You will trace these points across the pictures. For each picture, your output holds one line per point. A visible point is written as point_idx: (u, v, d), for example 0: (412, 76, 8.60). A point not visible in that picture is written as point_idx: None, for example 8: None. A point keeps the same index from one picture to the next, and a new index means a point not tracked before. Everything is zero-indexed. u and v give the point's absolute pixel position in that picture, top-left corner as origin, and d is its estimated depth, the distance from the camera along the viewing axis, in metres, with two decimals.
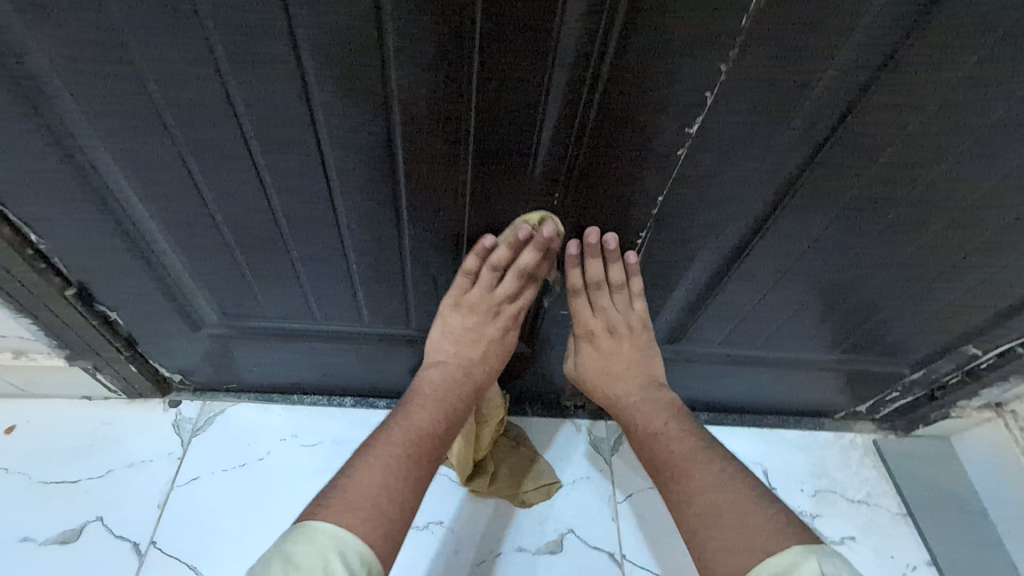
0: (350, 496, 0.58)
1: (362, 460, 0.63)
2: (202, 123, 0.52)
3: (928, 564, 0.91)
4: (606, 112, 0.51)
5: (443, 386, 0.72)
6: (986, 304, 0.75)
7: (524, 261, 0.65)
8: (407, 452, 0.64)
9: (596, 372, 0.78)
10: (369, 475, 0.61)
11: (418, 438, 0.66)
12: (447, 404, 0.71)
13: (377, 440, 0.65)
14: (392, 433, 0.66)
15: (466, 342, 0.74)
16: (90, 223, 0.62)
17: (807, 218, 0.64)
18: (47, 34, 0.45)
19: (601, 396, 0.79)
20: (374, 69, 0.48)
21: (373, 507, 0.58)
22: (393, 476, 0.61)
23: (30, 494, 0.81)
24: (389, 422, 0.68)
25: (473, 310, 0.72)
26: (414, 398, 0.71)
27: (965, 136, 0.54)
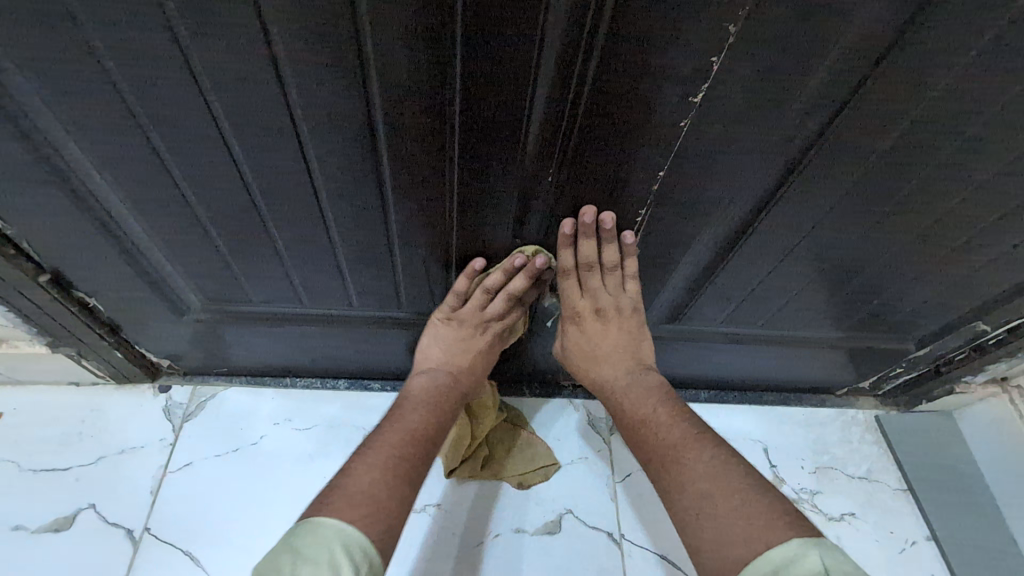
0: (346, 493, 0.57)
1: (359, 461, 0.61)
2: (165, 98, 0.48)
3: (928, 539, 0.91)
4: (602, 80, 0.48)
5: (436, 390, 0.73)
6: (998, 280, 0.72)
7: (515, 289, 0.69)
8: (407, 451, 0.63)
9: (582, 354, 0.76)
10: (367, 474, 0.59)
11: (415, 437, 0.66)
12: (440, 406, 0.71)
13: (373, 442, 0.64)
14: (387, 434, 0.65)
15: (455, 355, 0.76)
16: (58, 207, 0.58)
17: (816, 193, 0.61)
18: None
19: (586, 378, 0.78)
20: (348, 36, 0.44)
21: (373, 503, 0.57)
22: (393, 474, 0.60)
23: (20, 482, 0.80)
24: (383, 426, 0.68)
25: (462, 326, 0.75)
26: (406, 401, 0.71)
27: (990, 103, 0.50)
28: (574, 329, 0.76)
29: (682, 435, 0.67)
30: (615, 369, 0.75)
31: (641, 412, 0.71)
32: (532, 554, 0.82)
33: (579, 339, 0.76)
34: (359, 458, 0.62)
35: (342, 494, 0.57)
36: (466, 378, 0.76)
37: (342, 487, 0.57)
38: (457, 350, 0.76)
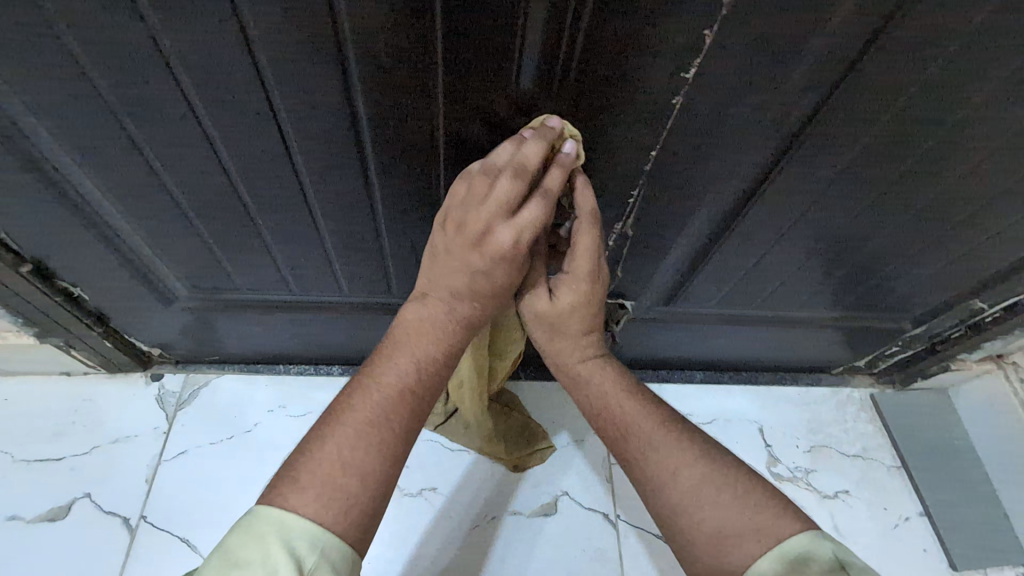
0: (323, 469, 0.47)
1: (332, 424, 0.50)
2: (136, 82, 0.46)
3: (920, 514, 0.92)
4: (589, 55, 0.46)
5: (432, 330, 0.55)
6: (998, 256, 0.71)
7: (527, 156, 0.48)
8: (389, 417, 0.51)
9: (565, 316, 0.58)
10: (343, 444, 0.48)
11: (401, 398, 0.52)
12: (436, 352, 0.55)
13: (338, 405, 0.51)
14: (369, 392, 0.52)
15: (462, 274, 0.54)
16: (34, 198, 0.56)
17: (813, 172, 0.59)
18: None
19: (556, 348, 0.61)
20: (323, 17, 0.42)
21: (348, 487, 0.47)
22: (372, 450, 0.49)
23: (15, 472, 0.80)
24: (364, 378, 0.53)
25: (469, 230, 0.52)
26: (397, 344, 0.55)
27: (993, 77, 0.49)
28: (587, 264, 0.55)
29: (648, 419, 0.55)
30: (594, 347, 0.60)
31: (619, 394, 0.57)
32: (529, 536, 0.83)
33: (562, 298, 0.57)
34: (333, 420, 0.50)
35: (316, 469, 0.47)
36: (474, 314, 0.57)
37: (314, 458, 0.48)
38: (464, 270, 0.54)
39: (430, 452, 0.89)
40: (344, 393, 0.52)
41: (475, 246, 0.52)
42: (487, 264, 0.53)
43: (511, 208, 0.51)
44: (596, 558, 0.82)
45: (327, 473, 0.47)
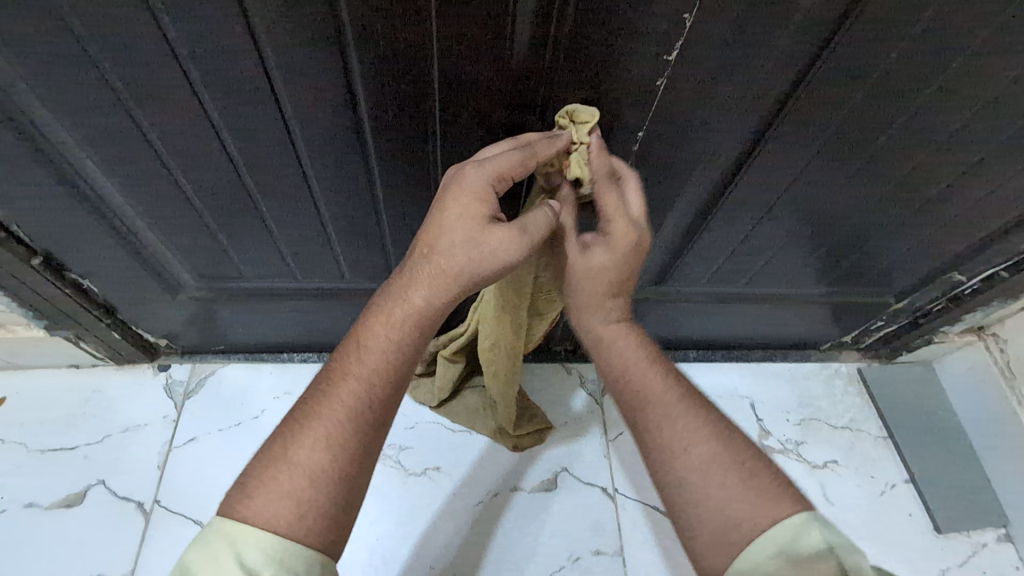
0: (276, 475, 0.45)
1: (290, 421, 0.48)
2: (146, 75, 0.49)
3: (906, 482, 0.96)
4: (578, 39, 0.48)
5: (394, 310, 0.51)
6: (973, 228, 0.74)
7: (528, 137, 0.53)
8: (345, 410, 0.48)
9: (596, 275, 0.57)
10: (296, 444, 0.47)
11: (358, 387, 0.49)
12: (399, 334, 0.51)
13: (305, 401, 0.49)
14: (332, 386, 0.49)
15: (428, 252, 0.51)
16: (46, 190, 0.58)
17: (794, 149, 0.62)
18: None
19: (580, 305, 0.61)
20: (323, 6, 0.44)
21: (302, 492, 0.45)
22: (324, 448, 0.47)
23: (29, 462, 0.82)
24: (329, 366, 0.51)
25: (444, 209, 0.51)
26: (360, 326, 0.51)
27: (957, 52, 0.52)
28: (621, 223, 0.55)
29: (667, 391, 0.56)
30: (618, 312, 0.61)
31: (641, 366, 0.58)
32: (531, 511, 0.86)
33: (596, 255, 0.56)
34: (294, 415, 0.48)
35: (268, 473, 0.46)
36: (442, 293, 0.51)
37: (269, 461, 0.46)
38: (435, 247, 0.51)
39: (433, 433, 0.92)
40: (311, 385, 0.50)
41: (450, 224, 0.50)
42: (459, 240, 0.50)
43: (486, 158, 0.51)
44: (596, 530, 0.85)
45: (277, 476, 0.45)
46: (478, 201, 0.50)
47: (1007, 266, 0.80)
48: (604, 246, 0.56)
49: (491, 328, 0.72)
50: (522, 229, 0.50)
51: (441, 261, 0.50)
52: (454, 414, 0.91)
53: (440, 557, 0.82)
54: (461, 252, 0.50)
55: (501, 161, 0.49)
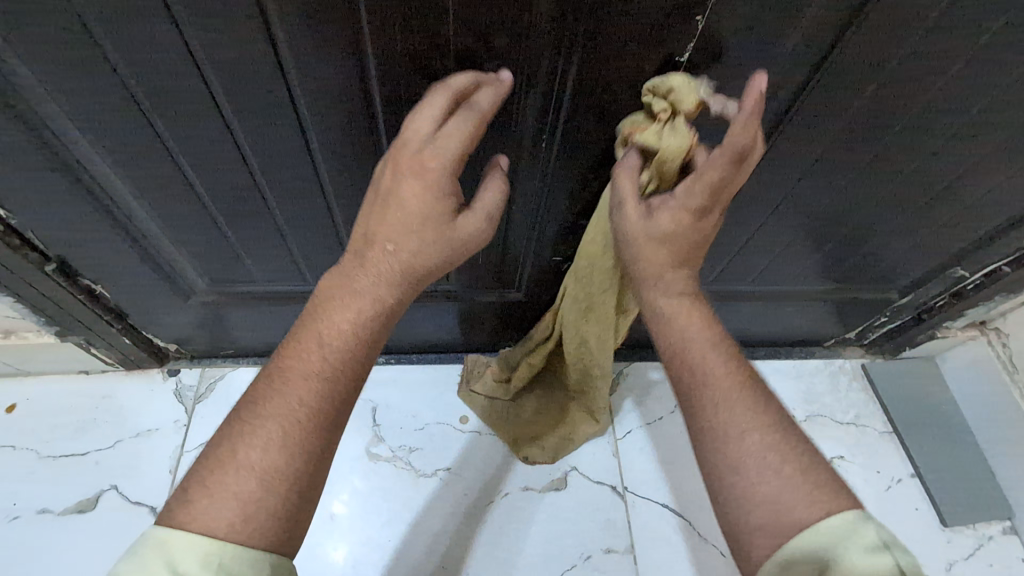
0: (223, 477, 0.44)
1: (240, 423, 0.46)
2: (165, 82, 0.49)
3: (912, 476, 0.96)
4: (591, 40, 0.49)
5: (352, 303, 0.51)
6: (976, 224, 0.75)
7: (463, 85, 0.49)
8: (306, 408, 0.47)
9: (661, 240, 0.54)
10: (248, 445, 0.45)
11: (320, 384, 0.48)
12: (361, 327, 0.51)
13: (255, 400, 0.47)
14: (287, 383, 0.47)
15: (391, 242, 0.51)
16: (61, 196, 0.59)
17: (800, 148, 0.63)
18: None
19: (644, 270, 0.55)
20: (342, 12, 0.45)
21: (251, 494, 0.43)
22: (278, 449, 0.45)
23: (41, 468, 0.82)
24: (280, 361, 0.49)
25: (401, 197, 0.50)
26: (314, 319, 0.50)
27: (962, 52, 0.53)
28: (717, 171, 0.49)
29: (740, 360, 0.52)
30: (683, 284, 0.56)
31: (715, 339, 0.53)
32: (541, 511, 0.87)
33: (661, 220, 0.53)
34: (243, 416, 0.47)
35: (213, 478, 0.44)
36: (404, 282, 0.53)
37: (217, 466, 0.44)
38: (398, 239, 0.51)
39: (442, 434, 0.92)
40: (258, 382, 0.48)
41: (413, 213, 0.50)
42: (425, 230, 0.51)
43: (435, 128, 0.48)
44: (606, 529, 0.86)
45: (221, 481, 0.43)
46: (441, 188, 0.50)
47: (1009, 261, 0.81)
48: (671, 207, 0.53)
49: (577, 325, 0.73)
50: (485, 214, 0.54)
51: (404, 252, 0.52)
52: (492, 416, 0.92)
53: (453, 557, 0.83)
54: (427, 246, 0.52)
55: (460, 140, 0.49)
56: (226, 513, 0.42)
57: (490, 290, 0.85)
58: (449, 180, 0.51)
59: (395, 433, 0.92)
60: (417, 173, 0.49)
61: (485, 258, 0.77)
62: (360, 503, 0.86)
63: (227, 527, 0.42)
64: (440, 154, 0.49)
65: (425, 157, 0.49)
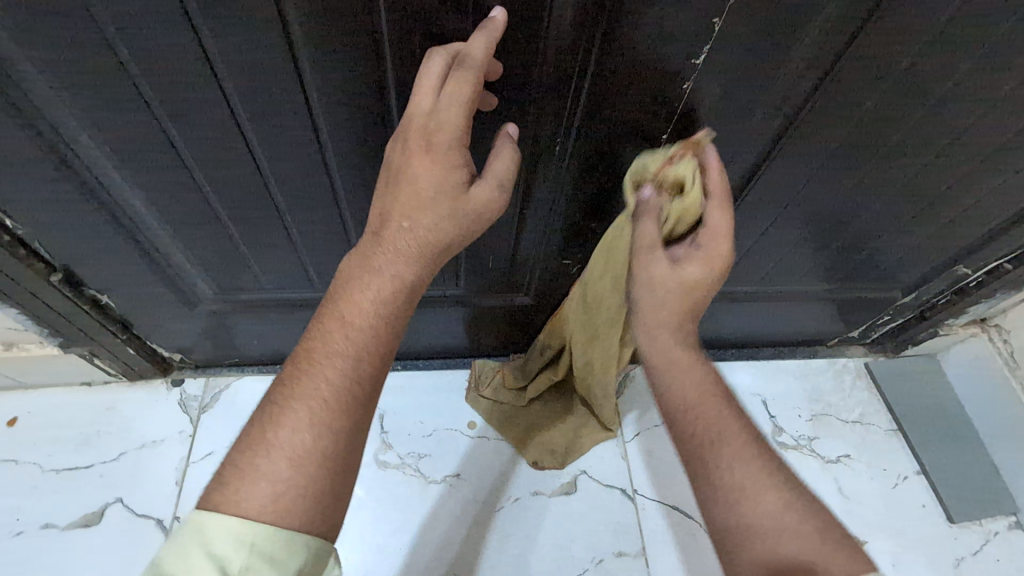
0: (255, 458, 0.44)
1: (268, 408, 0.46)
2: (180, 90, 0.49)
3: (918, 473, 0.97)
4: (610, 42, 0.49)
5: (371, 281, 0.49)
6: (978, 223, 0.76)
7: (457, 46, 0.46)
8: (330, 388, 0.46)
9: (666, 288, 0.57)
10: (276, 429, 0.45)
11: (343, 363, 0.47)
12: (382, 306, 0.49)
13: (283, 381, 0.47)
14: (311, 364, 0.47)
15: (405, 217, 0.49)
16: (70, 205, 0.58)
17: (809, 149, 0.64)
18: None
19: (651, 314, 0.58)
20: (361, 18, 0.45)
21: (274, 480, 0.43)
22: (305, 430, 0.45)
23: (44, 482, 0.81)
24: (303, 344, 0.48)
25: (413, 172, 0.49)
26: (335, 300, 0.49)
27: (970, 54, 0.54)
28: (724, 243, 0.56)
29: None
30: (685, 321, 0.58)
31: None
32: (551, 515, 0.86)
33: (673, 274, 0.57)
34: (271, 401, 0.46)
35: (244, 460, 0.44)
36: (423, 258, 0.50)
37: (247, 450, 0.44)
38: (413, 213, 0.49)
39: (450, 440, 0.92)
40: (286, 366, 0.48)
41: (426, 186, 0.49)
42: (439, 203, 0.49)
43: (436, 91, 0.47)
44: (617, 532, 0.85)
45: (253, 462, 0.43)
46: (453, 161, 0.49)
47: (1010, 259, 0.82)
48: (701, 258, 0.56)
49: (584, 349, 0.76)
50: (496, 180, 0.51)
51: (420, 228, 0.49)
52: (500, 423, 0.92)
53: (466, 562, 0.82)
54: (444, 220, 0.49)
55: (462, 104, 0.46)
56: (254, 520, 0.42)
57: (498, 294, 0.84)
58: (460, 144, 0.49)
59: (404, 440, 0.91)
60: (426, 145, 0.48)
61: (495, 262, 0.77)
62: (370, 509, 0.85)
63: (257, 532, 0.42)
64: (449, 124, 0.47)
65: (432, 127, 0.48)
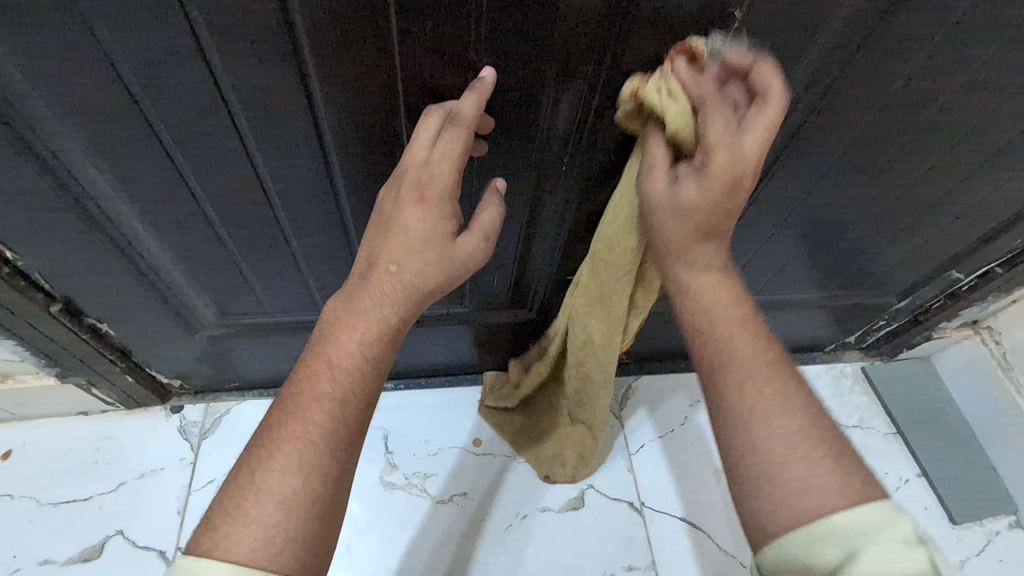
0: (244, 505, 0.43)
1: (257, 450, 0.45)
2: (190, 118, 0.49)
3: (918, 476, 0.98)
4: (616, 67, 0.50)
5: (357, 322, 0.50)
6: (970, 229, 0.78)
7: (456, 106, 0.49)
8: (319, 430, 0.46)
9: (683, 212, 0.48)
10: (265, 471, 0.44)
11: (331, 404, 0.47)
12: (368, 347, 0.50)
13: (269, 425, 0.46)
14: (299, 407, 0.47)
15: (393, 262, 0.51)
16: (73, 235, 0.58)
17: (808, 163, 0.65)
18: (13, 40, 0.41)
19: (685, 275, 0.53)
20: (375, 48, 0.46)
21: (269, 519, 0.43)
22: (295, 472, 0.44)
23: (41, 517, 0.79)
24: (289, 387, 0.48)
25: (404, 219, 0.51)
26: (321, 341, 0.50)
27: (963, 70, 0.55)
28: (725, 155, 0.45)
29: None
30: (707, 261, 0.51)
31: None
32: (560, 531, 0.86)
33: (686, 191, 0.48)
34: (259, 444, 0.46)
35: (234, 503, 0.43)
36: (408, 301, 0.52)
37: (235, 493, 0.44)
38: (400, 257, 0.51)
39: (456, 459, 0.91)
40: (271, 410, 0.48)
41: (415, 233, 0.51)
42: (427, 249, 0.51)
43: (431, 148, 0.49)
44: (626, 546, 0.85)
45: (243, 507, 0.43)
46: (442, 210, 0.51)
47: (1001, 263, 0.84)
48: (696, 178, 0.47)
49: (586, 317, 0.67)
50: (482, 233, 0.54)
51: (407, 271, 0.51)
52: (509, 440, 0.92)
53: None
54: (431, 265, 0.51)
55: (451, 159, 0.49)
56: (276, 548, 0.42)
57: (503, 309, 0.84)
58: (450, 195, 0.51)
59: (409, 460, 0.90)
60: (416, 195, 0.50)
61: (500, 279, 0.77)
62: (377, 532, 0.84)
63: (279, 560, 0.41)
64: (439, 177, 0.50)
65: (423, 179, 0.50)
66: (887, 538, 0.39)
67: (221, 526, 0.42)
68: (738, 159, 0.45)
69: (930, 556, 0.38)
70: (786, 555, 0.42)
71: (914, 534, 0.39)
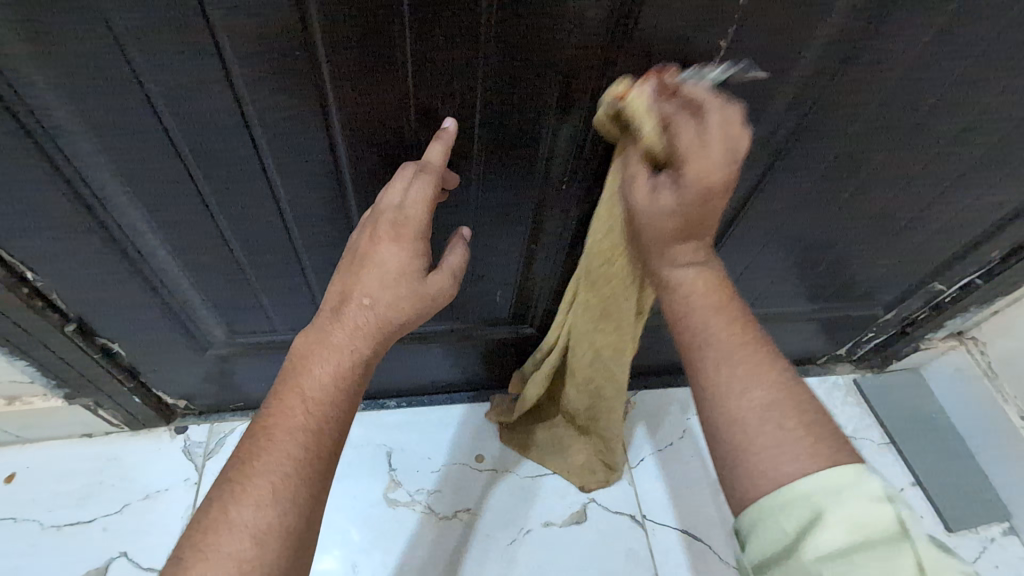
0: (216, 540, 0.43)
1: (230, 486, 0.45)
2: (212, 142, 0.52)
3: (913, 484, 1.00)
4: (613, 86, 0.53)
5: (331, 356, 0.51)
6: (949, 242, 0.82)
7: (430, 154, 0.53)
8: (292, 465, 0.46)
9: (660, 219, 0.51)
10: (239, 505, 0.44)
11: (305, 438, 0.47)
12: (341, 380, 0.50)
13: (240, 461, 0.46)
14: (270, 439, 0.47)
15: (367, 295, 0.53)
16: (92, 255, 0.60)
17: (792, 181, 0.69)
18: (55, 72, 0.44)
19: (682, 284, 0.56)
20: (390, 77, 0.49)
21: (245, 553, 0.43)
22: (268, 506, 0.44)
23: (44, 540, 0.79)
24: (262, 421, 0.48)
25: (379, 256, 0.53)
26: (292, 374, 0.50)
27: (931, 93, 0.60)
28: (701, 165, 0.47)
29: None
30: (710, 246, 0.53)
31: None
32: (560, 549, 0.86)
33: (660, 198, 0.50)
34: (229, 479, 0.46)
35: (206, 541, 0.43)
36: (381, 334, 0.53)
37: (207, 528, 0.44)
38: (375, 291, 0.53)
39: (459, 476, 0.92)
40: (242, 442, 0.48)
41: (391, 269, 0.53)
42: (401, 285, 0.53)
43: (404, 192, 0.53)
44: (629, 558, 0.86)
45: (216, 542, 0.43)
46: (416, 247, 0.54)
47: (981, 274, 0.88)
48: (672, 188, 0.49)
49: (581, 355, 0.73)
50: (451, 271, 0.57)
51: (381, 304, 0.53)
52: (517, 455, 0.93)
53: None
54: (405, 299, 0.53)
55: (426, 202, 0.53)
56: (266, 568, 0.43)
57: (504, 324, 0.86)
58: (419, 230, 0.54)
59: (412, 476, 0.91)
60: (392, 233, 0.53)
61: (502, 295, 0.80)
62: (379, 551, 0.84)
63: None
64: (414, 217, 0.53)
65: (399, 219, 0.53)
66: (859, 496, 0.42)
67: (223, 540, 0.43)
68: (712, 171, 0.47)
69: (896, 511, 0.41)
70: (763, 516, 0.44)
71: (882, 490, 0.42)
